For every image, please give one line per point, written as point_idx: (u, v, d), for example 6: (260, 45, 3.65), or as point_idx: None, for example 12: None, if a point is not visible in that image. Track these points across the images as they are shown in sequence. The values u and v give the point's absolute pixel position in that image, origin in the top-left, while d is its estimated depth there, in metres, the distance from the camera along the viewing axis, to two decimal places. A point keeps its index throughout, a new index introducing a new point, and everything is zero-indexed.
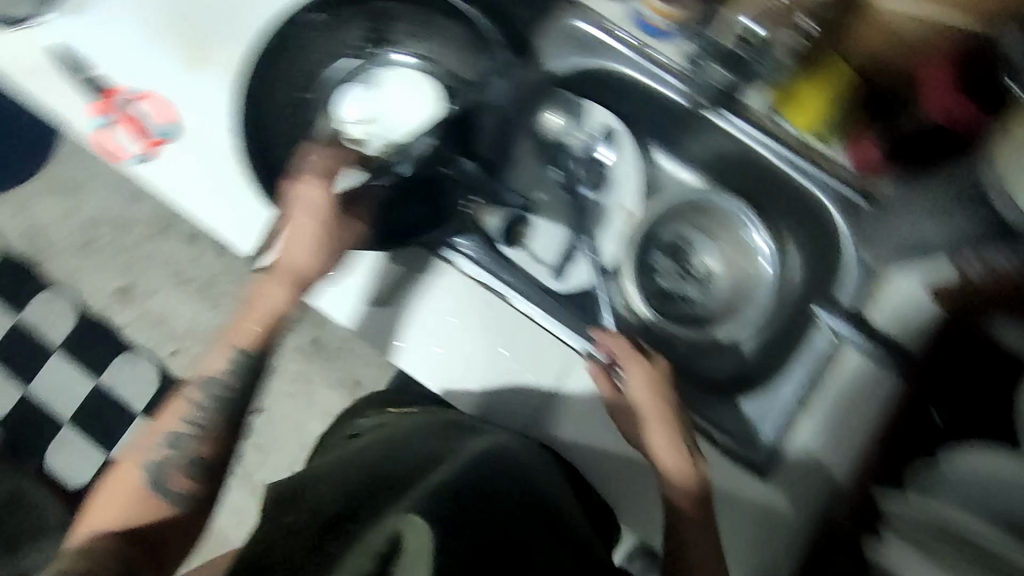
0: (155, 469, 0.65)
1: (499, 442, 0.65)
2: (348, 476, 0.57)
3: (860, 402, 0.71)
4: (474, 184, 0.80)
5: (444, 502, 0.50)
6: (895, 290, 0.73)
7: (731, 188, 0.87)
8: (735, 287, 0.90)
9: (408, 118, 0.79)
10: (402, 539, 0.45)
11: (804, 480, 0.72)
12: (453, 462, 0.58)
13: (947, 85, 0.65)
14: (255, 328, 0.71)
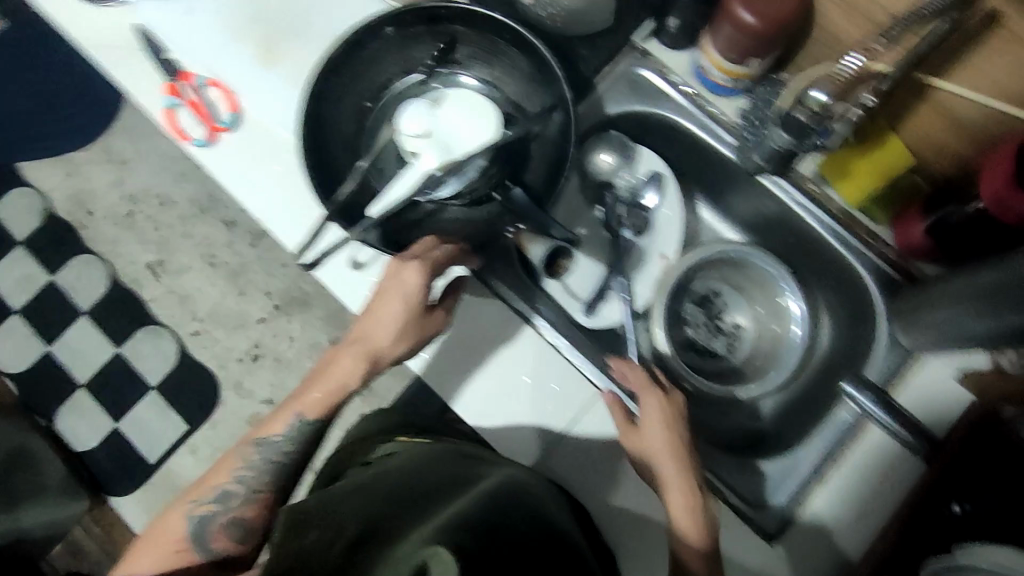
0: (200, 524, 0.70)
1: (524, 490, 0.58)
2: (363, 509, 0.51)
3: (876, 480, 0.72)
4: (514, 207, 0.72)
5: (468, 535, 0.45)
6: (927, 376, 0.74)
7: (773, 248, 0.87)
8: (767, 349, 0.88)
9: (470, 138, 0.71)
10: None
11: (809, 548, 0.72)
12: (476, 503, 0.51)
13: (1010, 175, 0.60)
14: (325, 396, 0.73)
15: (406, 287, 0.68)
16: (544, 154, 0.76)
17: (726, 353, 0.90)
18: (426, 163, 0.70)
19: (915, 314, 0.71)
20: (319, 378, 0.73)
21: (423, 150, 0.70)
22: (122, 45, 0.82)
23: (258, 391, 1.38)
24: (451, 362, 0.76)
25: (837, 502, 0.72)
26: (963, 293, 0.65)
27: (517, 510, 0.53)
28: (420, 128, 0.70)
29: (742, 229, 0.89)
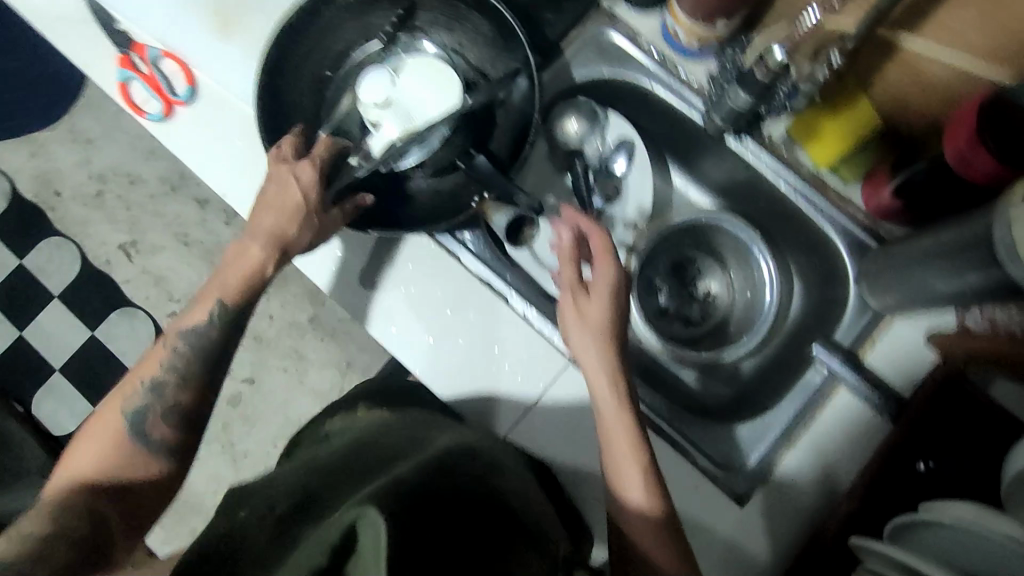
0: (137, 419, 0.66)
1: (461, 448, 0.64)
2: (309, 481, 0.59)
3: (844, 440, 0.72)
4: (479, 177, 0.70)
5: (395, 499, 0.49)
6: (895, 338, 0.74)
7: (745, 213, 0.86)
8: (741, 315, 0.88)
9: (432, 107, 0.70)
10: (353, 535, 0.44)
11: (780, 511, 0.72)
12: (406, 468, 0.56)
13: (979, 143, 0.59)
14: (238, 284, 0.69)
15: (300, 182, 0.67)
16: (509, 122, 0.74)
17: (699, 318, 0.89)
18: (389, 134, 0.70)
19: (883, 274, 0.71)
20: (224, 271, 0.70)
21: (386, 120, 0.70)
22: (72, 16, 0.79)
23: (236, 370, 1.37)
24: (417, 334, 0.75)
25: (806, 462, 0.72)
26: (928, 252, 0.65)
27: (449, 479, 0.57)
28: (380, 96, 0.69)
29: (713, 193, 0.88)
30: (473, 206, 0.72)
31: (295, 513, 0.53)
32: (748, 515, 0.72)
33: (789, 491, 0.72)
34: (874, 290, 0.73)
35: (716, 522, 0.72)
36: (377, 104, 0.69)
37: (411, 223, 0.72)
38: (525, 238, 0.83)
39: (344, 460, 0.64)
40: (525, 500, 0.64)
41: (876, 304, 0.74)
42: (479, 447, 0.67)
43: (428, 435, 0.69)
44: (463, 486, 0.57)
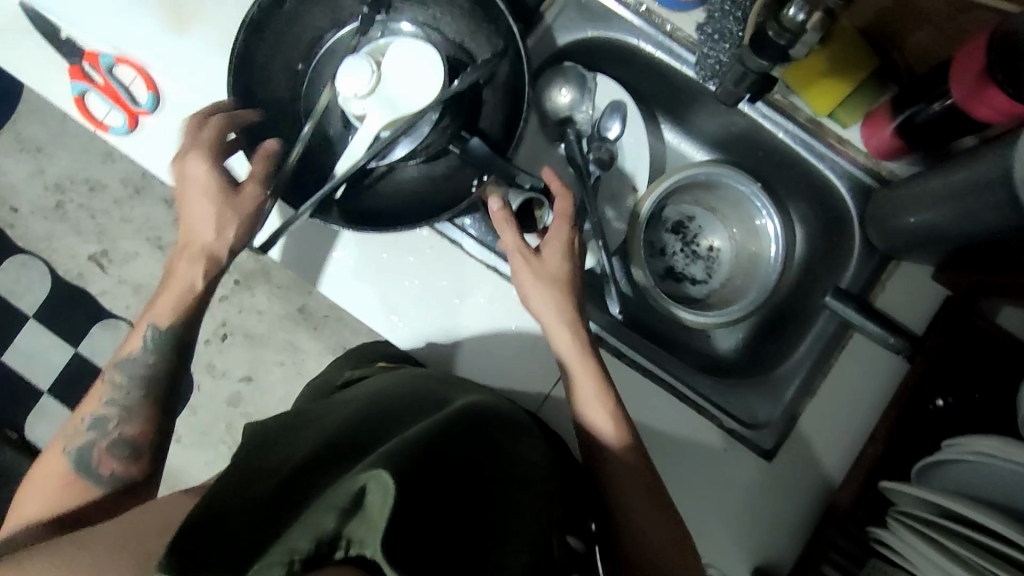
0: (80, 449, 0.63)
1: (486, 401, 0.55)
2: (331, 420, 0.48)
3: (865, 384, 0.73)
4: (471, 157, 0.68)
5: (425, 440, 0.41)
6: (902, 280, 0.75)
7: (742, 164, 0.85)
8: (744, 267, 0.87)
9: (421, 92, 0.62)
10: (361, 505, 0.33)
11: (805, 459, 0.73)
12: (426, 442, 0.41)
13: (998, 90, 0.58)
14: (184, 291, 0.67)
15: (195, 178, 0.64)
16: (500, 97, 0.72)
17: (705, 278, 0.88)
18: (374, 126, 0.62)
19: (890, 217, 0.71)
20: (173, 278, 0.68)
21: (374, 110, 0.62)
22: (11, 28, 0.73)
23: (232, 370, 1.34)
24: (426, 324, 0.73)
25: (828, 408, 0.73)
26: (939, 193, 0.65)
27: (484, 426, 0.49)
28: (364, 84, 0.61)
29: (708, 145, 0.86)
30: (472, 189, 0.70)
31: (305, 439, 0.44)
32: (776, 467, 0.73)
33: (813, 439, 0.73)
34: (882, 233, 0.73)
35: (748, 478, 0.73)
36: (359, 95, 0.61)
37: (410, 216, 0.71)
38: (541, 222, 0.73)
39: (356, 398, 0.55)
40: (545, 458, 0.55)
41: (882, 246, 0.74)
42: (492, 396, 0.59)
43: (446, 382, 0.60)
44: (496, 436, 0.49)
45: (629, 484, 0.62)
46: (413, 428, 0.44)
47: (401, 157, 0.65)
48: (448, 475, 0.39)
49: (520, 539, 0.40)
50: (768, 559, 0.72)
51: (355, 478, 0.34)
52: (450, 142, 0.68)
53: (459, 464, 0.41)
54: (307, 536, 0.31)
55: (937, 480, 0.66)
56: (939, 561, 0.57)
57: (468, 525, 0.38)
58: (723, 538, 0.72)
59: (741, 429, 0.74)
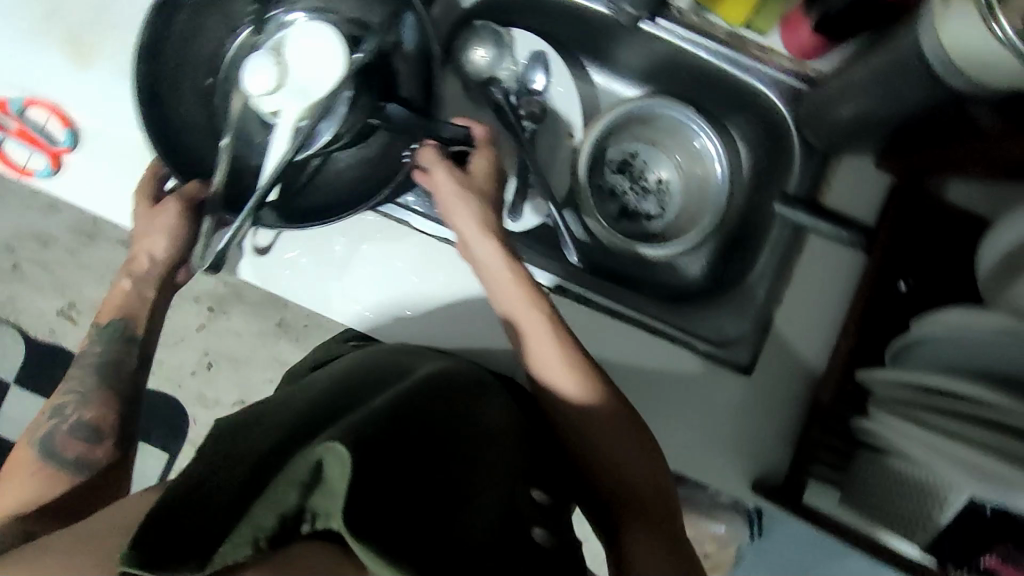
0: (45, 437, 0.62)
1: (451, 368, 0.55)
2: (295, 404, 0.48)
3: (828, 283, 0.74)
4: (391, 124, 0.67)
5: (388, 410, 0.41)
6: (848, 175, 0.76)
7: (672, 92, 0.84)
8: (693, 192, 0.87)
9: (327, 72, 0.59)
10: (319, 477, 0.33)
11: (784, 367, 0.74)
12: (386, 411, 0.41)
13: None
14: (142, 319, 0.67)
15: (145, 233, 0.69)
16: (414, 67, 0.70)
17: (659, 212, 0.88)
18: (290, 118, 0.60)
19: (823, 115, 0.71)
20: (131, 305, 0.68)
21: (285, 100, 0.59)
22: None
23: (223, 396, 1.34)
24: (389, 306, 0.73)
25: (797, 313, 0.74)
26: (863, 81, 0.65)
27: (447, 392, 0.49)
28: (270, 79, 0.58)
29: (637, 80, 0.85)
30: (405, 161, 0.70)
31: (272, 424, 0.44)
32: (757, 380, 0.74)
33: (788, 346, 0.74)
34: (818, 132, 0.73)
35: (733, 396, 0.74)
36: (265, 90, 0.59)
37: (349, 201, 0.70)
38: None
39: (323, 380, 0.55)
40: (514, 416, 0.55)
41: (820, 145, 0.75)
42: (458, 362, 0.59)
43: (410, 354, 0.60)
44: (461, 401, 0.49)
45: (604, 427, 0.60)
46: (375, 400, 0.44)
47: (325, 142, 0.66)
48: (410, 438, 0.39)
49: (486, 501, 0.40)
50: (766, 469, 0.73)
51: (311, 454, 0.34)
52: (369, 116, 0.67)
53: (422, 427, 0.42)
54: (270, 512, 0.32)
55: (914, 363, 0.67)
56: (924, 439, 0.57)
57: (432, 485, 0.38)
58: (720, 457, 0.74)
59: (713, 350, 0.74)
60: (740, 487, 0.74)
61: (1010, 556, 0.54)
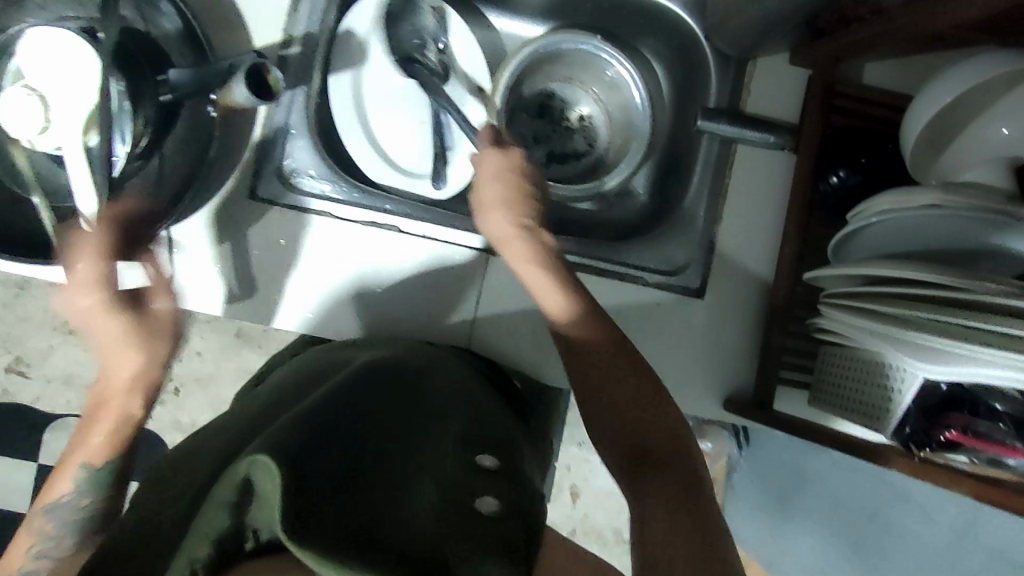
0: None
1: (395, 355, 0.58)
2: (241, 415, 0.50)
3: (763, 190, 0.74)
4: (178, 91, 0.63)
5: (319, 411, 0.43)
6: (763, 76, 0.75)
7: (577, 24, 0.80)
8: (618, 123, 0.83)
9: (81, 83, 0.60)
10: (249, 485, 0.34)
11: (735, 279, 0.74)
12: (313, 409, 0.43)
13: None
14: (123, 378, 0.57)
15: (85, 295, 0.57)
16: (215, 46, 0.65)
17: (588, 149, 0.85)
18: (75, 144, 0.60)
19: (727, 20, 0.69)
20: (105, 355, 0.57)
21: (61, 129, 0.59)
22: None
23: None
24: (331, 301, 0.72)
25: (739, 226, 0.74)
26: None
27: (390, 379, 0.52)
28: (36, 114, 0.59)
29: (542, 17, 0.81)
30: (213, 115, 0.66)
31: (209, 450, 0.43)
32: (708, 298, 0.74)
33: (735, 260, 0.74)
34: (729, 39, 0.71)
35: (690, 320, 0.74)
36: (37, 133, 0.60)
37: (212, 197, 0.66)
38: (278, 87, 0.63)
39: (275, 382, 0.57)
40: (463, 380, 0.58)
41: (734, 51, 0.73)
42: (404, 347, 0.62)
43: (355, 347, 0.62)
44: (401, 392, 0.51)
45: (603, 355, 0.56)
46: (310, 400, 0.46)
47: (127, 156, 0.64)
48: (337, 436, 0.40)
49: (428, 474, 0.41)
50: (732, 382, 0.74)
51: (235, 471, 0.34)
52: (157, 95, 0.64)
53: (346, 430, 0.42)
54: (203, 535, 0.33)
55: (855, 250, 0.67)
56: (873, 327, 0.58)
57: (362, 486, 0.38)
58: (686, 379, 0.74)
59: (664, 279, 0.74)
60: (713, 407, 0.75)
61: (971, 425, 0.54)
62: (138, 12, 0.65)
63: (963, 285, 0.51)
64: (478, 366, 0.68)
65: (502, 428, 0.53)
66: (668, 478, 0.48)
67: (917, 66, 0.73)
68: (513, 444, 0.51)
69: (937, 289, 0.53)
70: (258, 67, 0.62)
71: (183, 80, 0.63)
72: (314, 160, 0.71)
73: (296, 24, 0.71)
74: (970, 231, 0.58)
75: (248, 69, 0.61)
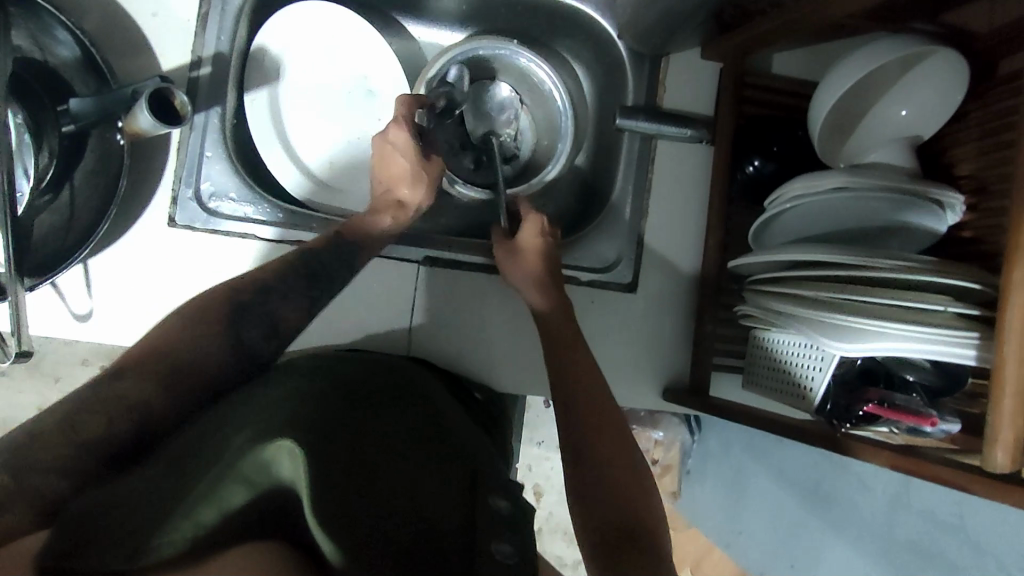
0: (240, 308, 0.54)
1: (383, 362, 0.64)
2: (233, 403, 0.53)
3: (684, 181, 0.76)
4: (81, 121, 0.61)
5: (310, 417, 0.47)
6: (675, 73, 0.77)
7: (494, 28, 0.80)
8: (542, 125, 0.84)
9: None
10: (272, 466, 0.42)
11: (664, 270, 0.76)
12: (306, 413, 0.48)
13: None
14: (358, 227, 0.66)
15: (394, 144, 0.69)
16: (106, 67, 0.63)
17: (515, 152, 0.85)
18: None
19: (636, 19, 0.70)
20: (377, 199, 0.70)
21: None
22: None
23: None
24: None
25: (664, 218, 0.76)
26: None
27: (373, 389, 0.57)
28: None
29: (459, 23, 0.81)
30: (122, 143, 0.64)
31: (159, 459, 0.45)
32: (639, 291, 0.76)
33: (663, 251, 0.76)
34: (639, 37, 0.72)
35: (625, 315, 0.75)
36: None
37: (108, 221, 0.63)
38: (186, 111, 0.63)
39: None
40: (430, 384, 0.64)
41: (647, 49, 0.74)
42: (378, 356, 0.66)
43: (338, 353, 0.66)
44: (388, 402, 0.57)
45: (589, 388, 0.57)
46: (293, 402, 0.50)
47: (32, 190, 0.63)
48: (340, 447, 0.46)
49: (436, 487, 0.48)
50: (666, 370, 0.76)
51: (263, 452, 0.42)
52: (59, 125, 0.63)
53: (351, 444, 0.47)
54: (215, 507, 0.39)
55: (775, 236, 0.69)
56: (796, 310, 0.59)
57: (381, 523, 0.42)
58: (624, 372, 0.76)
59: (597, 277, 0.75)
60: (652, 397, 0.76)
61: (887, 398, 0.56)
62: (32, 40, 0.62)
63: (872, 259, 0.54)
64: (439, 369, 0.71)
65: (471, 431, 0.59)
66: (630, 513, 0.49)
67: (819, 56, 0.76)
68: (486, 447, 0.57)
69: (852, 266, 0.55)
70: (161, 88, 0.61)
71: (81, 107, 0.61)
72: (233, 182, 0.70)
73: (204, 44, 0.69)
74: (881, 208, 0.61)
75: (152, 93, 0.60)
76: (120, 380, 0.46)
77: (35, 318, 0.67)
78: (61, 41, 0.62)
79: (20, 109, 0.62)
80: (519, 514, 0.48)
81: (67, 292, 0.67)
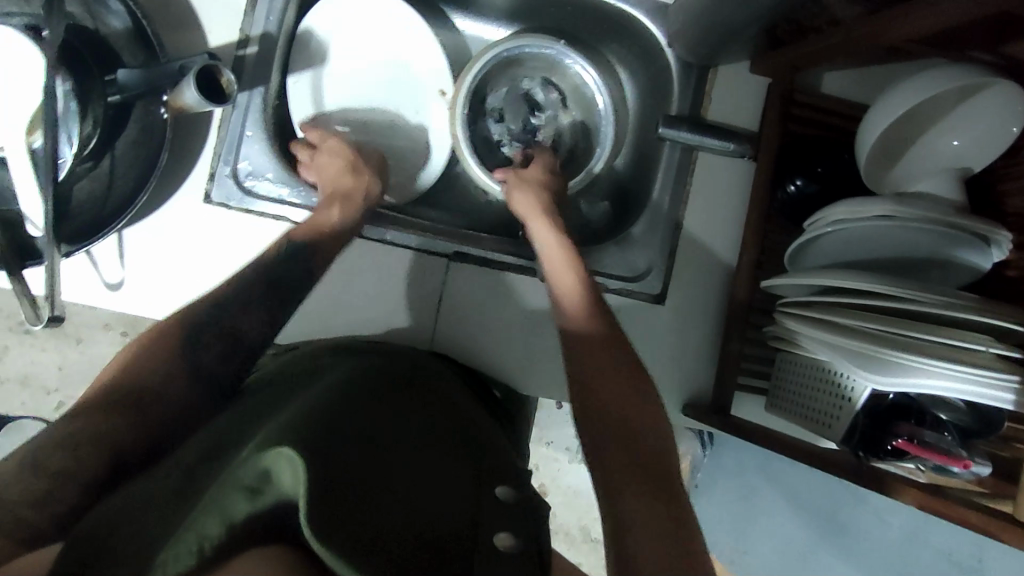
0: (201, 321, 0.52)
1: (401, 358, 0.63)
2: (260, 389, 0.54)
3: (723, 197, 0.75)
4: (127, 92, 0.62)
5: (315, 414, 0.46)
6: (722, 85, 0.75)
7: (542, 27, 0.80)
8: (581, 127, 0.83)
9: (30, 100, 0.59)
10: (272, 479, 0.39)
11: (695, 283, 0.75)
12: (309, 410, 0.46)
13: None
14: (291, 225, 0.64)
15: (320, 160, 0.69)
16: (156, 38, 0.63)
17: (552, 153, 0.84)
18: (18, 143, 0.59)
19: (688, 29, 0.69)
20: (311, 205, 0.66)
21: None
22: None
23: None
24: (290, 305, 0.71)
25: (697, 232, 0.75)
26: None
27: (384, 385, 0.56)
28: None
29: (505, 19, 0.80)
30: (166, 118, 0.64)
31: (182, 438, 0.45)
32: (666, 303, 0.75)
33: (694, 265, 0.75)
34: (689, 47, 0.71)
35: (651, 326, 0.75)
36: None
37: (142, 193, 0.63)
38: (231, 90, 0.62)
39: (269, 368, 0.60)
40: (443, 382, 0.63)
41: (696, 59, 0.73)
42: (393, 351, 0.65)
43: (363, 345, 0.66)
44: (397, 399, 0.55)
45: (604, 370, 0.52)
46: (305, 398, 0.49)
47: (74, 157, 0.62)
48: (343, 445, 0.44)
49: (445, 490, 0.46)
50: (687, 384, 0.75)
51: (260, 459, 0.39)
52: (105, 95, 0.63)
53: (354, 443, 0.45)
54: (217, 521, 0.36)
55: (813, 258, 0.67)
56: (828, 338, 0.58)
57: (381, 525, 0.40)
58: None
59: (626, 286, 0.74)
60: (672, 410, 0.76)
61: (917, 435, 0.55)
62: (83, 7, 0.63)
63: (912, 293, 0.53)
64: (464, 369, 0.71)
65: (485, 434, 0.57)
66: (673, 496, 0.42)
67: (870, 79, 0.75)
68: (499, 449, 0.56)
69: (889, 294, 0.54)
70: (208, 67, 0.60)
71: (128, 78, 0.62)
72: (271, 163, 0.70)
73: (253, 22, 0.69)
74: (924, 240, 0.60)
75: (201, 70, 0.60)
76: (90, 413, 0.45)
77: (68, 285, 0.68)
78: (112, 10, 0.63)
79: (67, 79, 0.61)
80: (523, 505, 0.48)
81: (100, 262, 0.68)
